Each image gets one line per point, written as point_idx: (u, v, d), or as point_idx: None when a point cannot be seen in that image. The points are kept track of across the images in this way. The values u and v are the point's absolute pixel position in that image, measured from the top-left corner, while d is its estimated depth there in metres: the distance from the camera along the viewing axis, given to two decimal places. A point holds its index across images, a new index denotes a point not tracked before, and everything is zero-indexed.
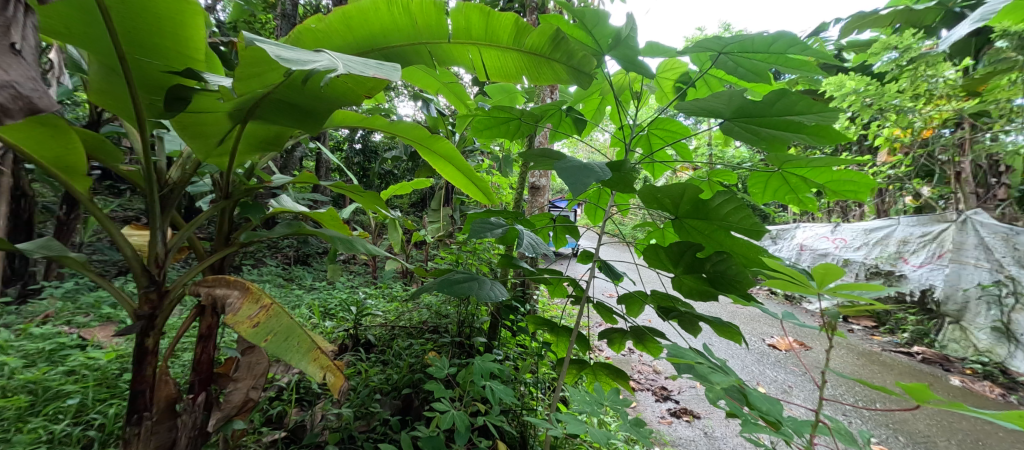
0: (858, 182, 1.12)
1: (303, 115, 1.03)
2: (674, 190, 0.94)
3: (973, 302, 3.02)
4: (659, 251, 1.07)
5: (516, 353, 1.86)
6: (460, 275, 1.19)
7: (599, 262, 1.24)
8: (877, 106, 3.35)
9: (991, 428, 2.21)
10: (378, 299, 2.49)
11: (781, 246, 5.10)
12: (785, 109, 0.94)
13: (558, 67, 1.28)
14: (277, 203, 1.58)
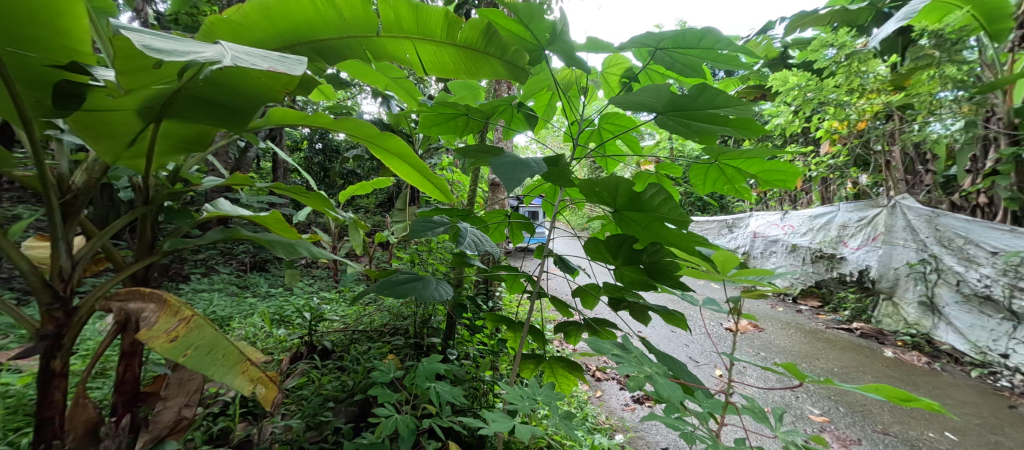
0: (784, 171, 1.20)
1: (225, 112, 0.98)
2: (609, 183, 0.96)
3: (902, 278, 3.28)
4: (599, 245, 1.10)
5: (474, 351, 1.88)
6: (404, 277, 1.20)
7: (554, 256, 1.26)
8: (816, 99, 3.59)
9: (921, 394, 2.40)
10: (336, 304, 2.44)
11: (734, 235, 5.38)
12: (707, 104, 0.99)
13: (492, 61, 1.31)
14: (213, 206, 1.51)
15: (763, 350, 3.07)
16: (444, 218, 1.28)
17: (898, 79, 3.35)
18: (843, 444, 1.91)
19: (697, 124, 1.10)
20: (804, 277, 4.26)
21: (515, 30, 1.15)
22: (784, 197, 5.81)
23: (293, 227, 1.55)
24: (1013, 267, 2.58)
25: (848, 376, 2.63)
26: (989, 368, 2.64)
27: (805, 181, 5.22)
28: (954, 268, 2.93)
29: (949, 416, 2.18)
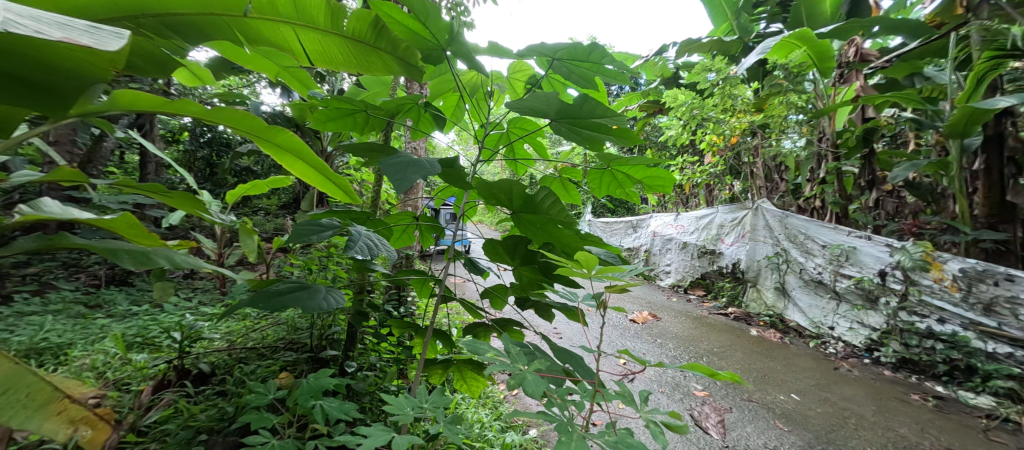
0: (662, 178, 1.39)
1: (33, 90, 0.84)
2: (504, 186, 1.05)
3: (763, 269, 3.91)
4: (498, 246, 1.19)
5: (377, 362, 1.84)
6: (287, 287, 1.12)
7: (463, 258, 1.30)
8: (700, 115, 4.32)
9: (776, 364, 2.89)
10: (220, 320, 2.17)
11: (638, 234, 5.93)
12: (590, 115, 1.12)
13: (384, 56, 1.30)
14: (34, 206, 1.27)
15: (660, 336, 3.44)
16: (335, 221, 1.23)
17: (756, 103, 3.97)
18: (719, 414, 2.22)
19: (586, 134, 1.22)
20: (692, 271, 4.85)
21: (411, 25, 1.16)
22: (678, 201, 6.54)
23: (153, 232, 1.34)
24: (837, 257, 3.22)
25: (724, 354, 3.06)
26: (822, 339, 3.27)
27: (694, 187, 5.94)
28: (798, 259, 3.56)
29: (795, 380, 2.66)
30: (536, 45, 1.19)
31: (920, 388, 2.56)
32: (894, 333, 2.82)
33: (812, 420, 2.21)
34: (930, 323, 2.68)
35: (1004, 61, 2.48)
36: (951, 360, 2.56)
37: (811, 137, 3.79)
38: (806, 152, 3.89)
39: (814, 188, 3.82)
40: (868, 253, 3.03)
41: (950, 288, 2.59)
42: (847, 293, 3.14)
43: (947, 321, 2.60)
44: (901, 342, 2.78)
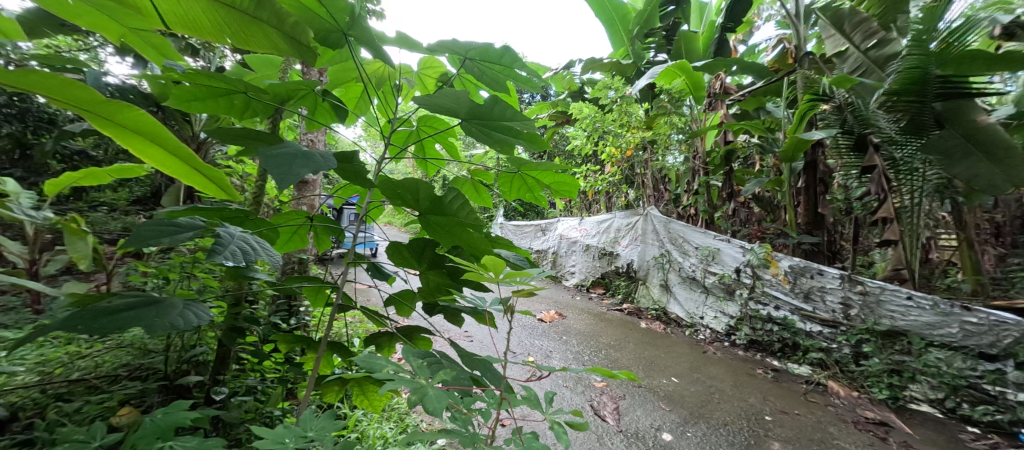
0: (566, 183, 1.49)
1: None
2: (410, 185, 0.98)
3: (651, 268, 4.43)
4: (402, 249, 1.15)
5: (252, 384, 1.69)
6: (123, 304, 0.84)
7: (368, 264, 1.25)
8: (602, 128, 4.93)
9: (660, 352, 3.30)
10: (34, 349, 1.72)
11: (546, 237, 6.27)
12: (501, 119, 1.09)
13: (267, 33, 0.87)
14: None
15: (564, 333, 3.67)
16: (199, 220, 0.96)
17: (647, 120, 4.54)
18: (615, 401, 2.46)
19: (497, 137, 1.19)
20: (593, 271, 5.27)
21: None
22: (581, 206, 7.07)
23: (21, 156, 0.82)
24: (707, 257, 3.78)
25: (619, 346, 3.39)
26: (694, 327, 3.81)
27: (595, 193, 6.47)
28: (677, 259, 4.11)
29: (674, 364, 3.06)
30: (447, 42, 1.12)
31: (763, 363, 3.14)
32: (745, 319, 3.42)
33: (687, 398, 2.56)
34: (770, 310, 3.29)
35: (817, 104, 3.14)
36: (784, 339, 3.19)
37: (688, 154, 4.42)
38: (684, 166, 4.51)
39: (688, 197, 4.44)
40: (729, 253, 3.61)
41: (782, 281, 3.23)
42: (713, 287, 3.71)
43: (781, 309, 3.22)
44: (751, 326, 3.38)
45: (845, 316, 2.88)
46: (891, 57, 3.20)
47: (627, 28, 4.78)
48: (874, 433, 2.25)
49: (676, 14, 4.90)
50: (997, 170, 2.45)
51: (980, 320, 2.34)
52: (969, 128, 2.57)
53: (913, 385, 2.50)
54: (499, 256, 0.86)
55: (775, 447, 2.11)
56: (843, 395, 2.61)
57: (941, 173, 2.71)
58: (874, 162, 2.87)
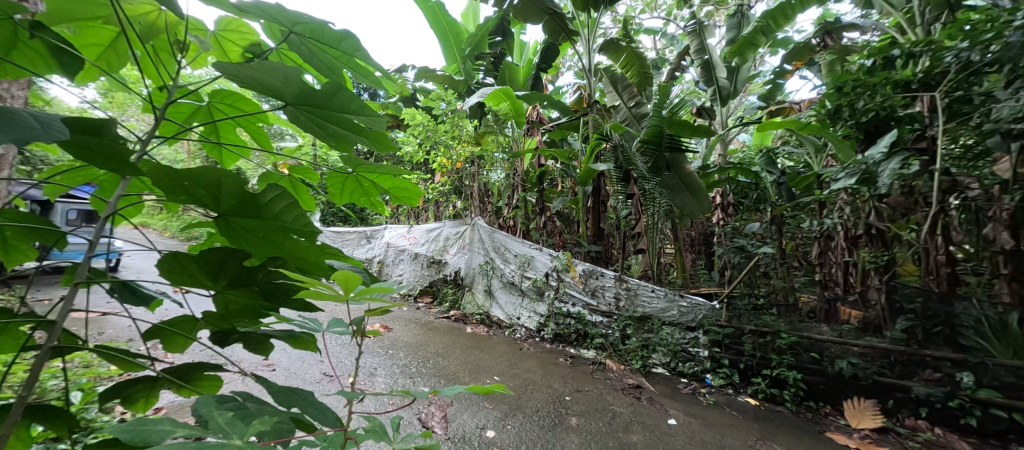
0: (405, 186, 1.41)
1: None
2: (206, 179, 0.71)
3: (476, 275, 4.73)
4: (186, 262, 0.79)
5: None
6: None
7: (115, 284, 0.86)
8: (434, 137, 5.04)
9: (482, 355, 3.51)
10: None
11: (372, 245, 6.12)
12: (337, 108, 0.90)
13: None
14: None
15: (389, 350, 3.51)
16: None
17: (476, 136, 4.94)
18: (442, 409, 2.35)
19: (335, 128, 0.99)
20: (421, 280, 5.36)
21: None
22: (409, 215, 7.07)
23: None
24: (523, 263, 4.19)
25: (446, 355, 3.50)
26: (513, 327, 4.22)
27: (425, 201, 6.63)
28: (499, 265, 4.45)
29: (494, 365, 3.28)
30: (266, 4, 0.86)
31: (562, 352, 3.63)
32: (551, 316, 3.91)
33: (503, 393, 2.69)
34: (568, 307, 3.82)
35: (601, 142, 3.98)
36: (577, 330, 3.75)
37: (509, 171, 4.95)
38: (505, 182, 5.02)
39: (509, 210, 4.97)
40: (540, 260, 4.06)
41: (578, 281, 3.76)
42: (528, 290, 4.16)
43: (576, 305, 3.76)
44: (554, 327, 3.86)
45: (616, 307, 3.54)
46: (641, 115, 4.38)
47: (461, 47, 5.25)
48: (633, 395, 2.77)
49: (502, 44, 5.68)
50: (695, 202, 3.67)
51: (688, 305, 3.23)
52: (683, 175, 3.76)
53: (655, 355, 3.25)
54: (354, 270, 0.76)
55: (573, 421, 2.37)
56: (615, 370, 3.20)
57: (667, 202, 3.78)
58: (634, 192, 3.81)
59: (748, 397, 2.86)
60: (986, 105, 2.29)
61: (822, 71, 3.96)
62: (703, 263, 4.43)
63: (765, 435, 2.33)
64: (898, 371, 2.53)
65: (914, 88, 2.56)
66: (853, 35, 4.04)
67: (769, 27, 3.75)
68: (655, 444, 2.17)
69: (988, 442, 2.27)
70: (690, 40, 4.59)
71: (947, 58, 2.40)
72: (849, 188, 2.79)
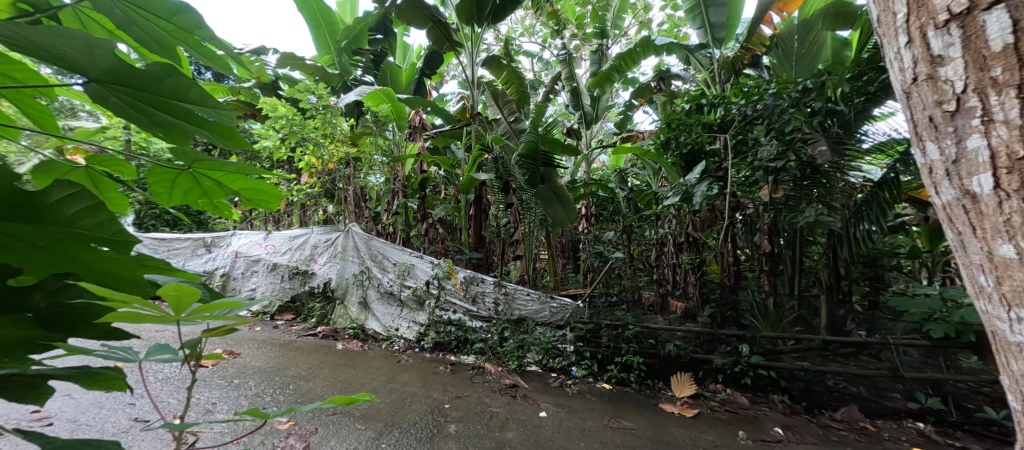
0: (268, 193, 0.95)
1: None
2: None
3: (349, 286, 4.39)
4: None
5: None
6: None
7: None
8: (300, 134, 4.27)
9: (356, 371, 3.23)
10: None
11: (214, 255, 5.20)
12: (172, 95, 0.55)
13: None
14: None
15: (237, 375, 2.98)
16: None
17: (352, 136, 4.57)
18: (304, 440, 2.13)
19: (157, 118, 0.59)
20: (282, 293, 4.77)
21: None
22: (268, 218, 6.25)
23: None
24: (403, 272, 4.05)
25: (312, 375, 3.11)
26: (390, 339, 4.01)
27: (287, 205, 5.95)
28: (376, 275, 4.22)
29: (369, 381, 3.05)
30: None
31: (443, 360, 3.63)
32: (431, 325, 3.86)
33: (382, 410, 2.58)
34: (449, 314, 3.84)
35: (483, 153, 4.11)
36: (457, 336, 3.78)
37: (388, 176, 4.76)
38: (384, 187, 4.83)
39: (389, 217, 4.81)
40: (421, 268, 4.00)
41: (459, 289, 3.82)
42: (407, 299, 4.02)
43: (457, 312, 3.81)
44: (435, 333, 3.83)
45: (494, 311, 3.70)
46: (519, 131, 4.72)
47: (335, 39, 5.01)
48: (509, 394, 2.96)
49: (384, 43, 5.59)
50: (564, 211, 4.07)
51: (558, 305, 3.53)
52: (555, 187, 4.08)
53: (531, 355, 3.49)
54: (192, 285, 0.55)
55: (452, 428, 2.42)
56: (494, 372, 3.35)
57: (541, 212, 4.07)
58: (512, 202, 3.99)
59: (604, 382, 3.28)
60: (754, 148, 3.13)
61: (658, 108, 4.85)
62: (571, 268, 4.96)
63: (616, 414, 2.74)
64: (706, 346, 3.28)
65: (715, 129, 3.32)
66: (680, 82, 5.04)
67: (622, 67, 4.44)
68: (527, 438, 2.36)
69: (759, 395, 3.08)
70: (561, 68, 5.11)
71: (734, 111, 3.19)
72: (675, 204, 3.49)
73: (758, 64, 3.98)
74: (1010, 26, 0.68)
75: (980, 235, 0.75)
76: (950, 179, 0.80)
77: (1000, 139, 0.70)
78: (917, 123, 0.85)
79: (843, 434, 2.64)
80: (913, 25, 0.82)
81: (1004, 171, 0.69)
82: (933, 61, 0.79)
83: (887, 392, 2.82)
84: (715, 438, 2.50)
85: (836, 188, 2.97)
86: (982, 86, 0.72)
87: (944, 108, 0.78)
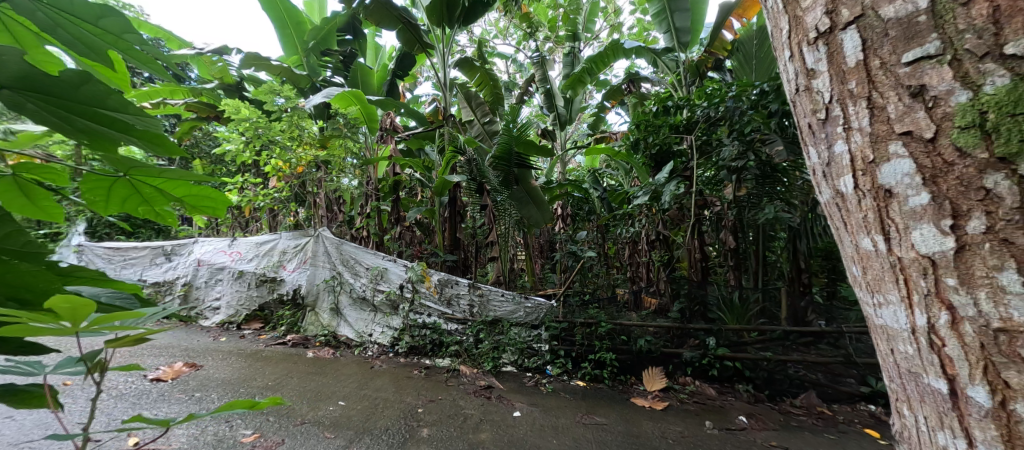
0: (215, 200, 0.87)
1: None
2: None
3: (320, 292, 4.28)
4: None
5: None
6: None
7: None
8: (265, 136, 4.12)
9: (326, 379, 3.16)
10: None
11: (175, 263, 4.96)
12: (93, 103, 0.51)
13: None
14: None
15: (199, 388, 2.86)
16: None
17: (321, 139, 4.45)
18: None
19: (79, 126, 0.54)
20: (249, 302, 4.61)
21: None
22: (235, 224, 6.02)
23: None
24: (376, 276, 3.99)
25: (279, 385, 3.01)
26: (364, 345, 3.93)
27: (255, 210, 5.75)
28: (348, 280, 4.14)
29: (340, 389, 2.99)
30: None
31: (418, 364, 3.59)
32: (406, 329, 3.81)
33: (353, 418, 2.54)
34: (424, 318, 3.80)
35: (457, 155, 4.07)
36: (433, 340, 3.74)
37: (361, 179, 4.65)
38: (358, 190, 4.74)
39: (361, 220, 4.71)
40: (394, 272, 3.94)
41: (433, 292, 3.78)
42: (381, 304, 3.96)
43: (432, 315, 3.78)
44: (410, 338, 3.79)
45: (470, 313, 3.69)
46: (493, 132, 4.73)
47: (302, 40, 4.92)
48: (484, 395, 2.97)
49: (354, 44, 5.43)
50: (538, 211, 3.99)
51: (532, 305, 3.54)
52: (529, 189, 4.02)
53: (506, 356, 3.50)
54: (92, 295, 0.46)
55: (424, 432, 2.40)
56: (469, 374, 3.34)
57: (516, 214, 4.05)
58: (487, 203, 4.04)
59: (578, 380, 3.32)
60: (717, 148, 3.24)
61: (629, 110, 4.95)
62: (549, 267, 5.00)
63: (589, 410, 2.79)
64: (676, 341, 3.39)
65: (681, 130, 3.43)
66: (650, 84, 5.15)
67: (593, 69, 4.52)
68: (500, 438, 2.38)
69: (726, 386, 3.19)
70: (535, 69, 5.14)
71: (698, 112, 3.30)
72: (645, 203, 3.58)
73: (722, 68, 4.12)
74: (861, 44, 0.63)
75: (848, 232, 0.69)
76: (824, 181, 0.73)
77: (857, 145, 0.65)
78: (801, 130, 0.78)
79: (801, 419, 2.77)
80: (793, 40, 0.75)
81: (860, 175, 0.65)
82: (809, 73, 0.73)
83: (842, 377, 2.99)
84: (682, 429, 2.58)
85: (795, 186, 3.10)
86: (843, 97, 0.67)
87: (817, 117, 0.72)
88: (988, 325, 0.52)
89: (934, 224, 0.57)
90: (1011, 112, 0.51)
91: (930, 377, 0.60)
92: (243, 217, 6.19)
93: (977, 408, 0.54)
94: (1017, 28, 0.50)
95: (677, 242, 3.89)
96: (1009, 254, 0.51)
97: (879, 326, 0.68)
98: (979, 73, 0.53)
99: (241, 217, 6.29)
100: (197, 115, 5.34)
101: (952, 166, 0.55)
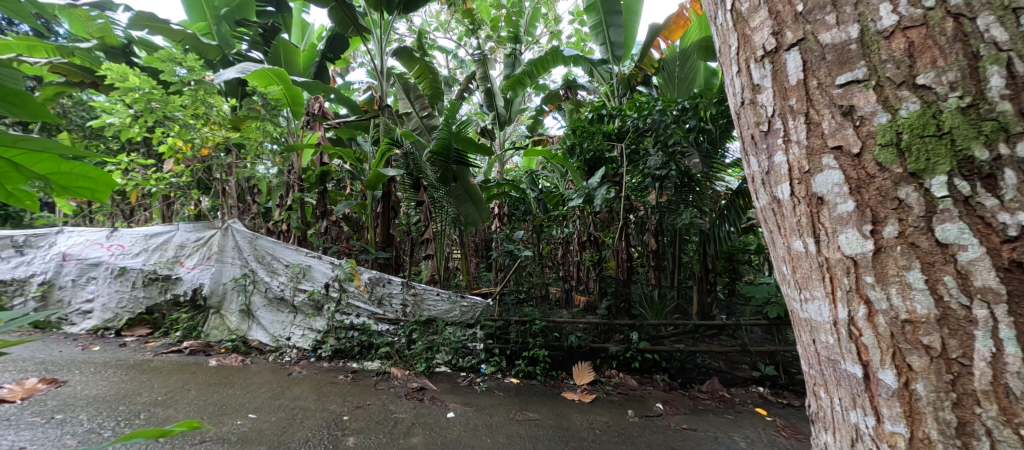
0: (97, 183, 0.60)
1: None
2: None
3: (228, 292, 3.80)
4: None
5: None
6: None
7: None
8: (160, 111, 3.54)
9: (234, 390, 2.83)
10: None
11: (30, 257, 4.08)
12: None
13: None
14: None
15: (59, 410, 2.37)
16: None
17: (233, 120, 3.98)
18: None
19: None
20: (133, 304, 3.94)
21: None
22: (115, 212, 5.12)
23: None
24: (297, 274, 3.65)
25: (172, 400, 2.62)
26: (280, 351, 3.57)
27: (144, 196, 4.97)
28: (263, 278, 3.74)
29: (250, 400, 2.68)
30: None
31: (344, 369, 3.36)
32: (330, 331, 3.55)
33: (265, 432, 2.30)
34: (352, 319, 3.58)
35: (392, 147, 3.83)
36: (361, 342, 3.54)
37: (282, 167, 4.24)
38: (278, 179, 4.31)
39: (281, 213, 4.28)
40: (319, 269, 3.65)
41: (363, 291, 3.59)
42: (302, 305, 3.64)
43: (360, 316, 3.57)
44: (335, 339, 3.54)
45: (402, 313, 3.56)
46: (432, 126, 4.63)
47: (212, 6, 4.45)
48: (416, 397, 2.87)
49: (276, 17, 4.87)
50: (475, 209, 3.96)
51: (468, 304, 3.50)
52: (467, 186, 3.98)
53: (440, 356, 3.42)
54: None
55: (350, 441, 2.25)
56: (400, 376, 3.20)
57: (453, 211, 3.97)
58: (422, 199, 3.80)
59: (511, 377, 3.36)
60: (643, 158, 3.49)
61: (565, 115, 5.14)
62: (484, 266, 4.99)
63: (522, 407, 2.84)
64: (604, 336, 3.59)
65: (613, 138, 3.68)
66: (585, 92, 5.41)
67: (533, 72, 4.62)
68: (433, 441, 2.32)
69: (646, 377, 3.46)
70: (475, 67, 5.11)
71: (629, 123, 3.55)
72: (578, 205, 3.74)
73: (649, 83, 4.40)
74: (802, 65, 0.72)
75: (782, 234, 0.79)
76: (763, 188, 0.83)
77: (795, 156, 0.74)
78: (742, 140, 0.88)
79: (707, 403, 3.11)
80: (741, 56, 0.83)
81: (797, 183, 0.74)
82: (754, 88, 0.82)
83: (738, 364, 3.42)
84: (608, 419, 2.74)
85: (706, 194, 3.46)
86: (784, 112, 0.76)
87: (759, 129, 0.81)
88: (898, 317, 0.63)
89: (857, 228, 0.66)
90: (921, 134, 0.60)
91: (847, 363, 0.70)
92: (127, 204, 5.29)
93: (886, 389, 0.65)
94: (927, 63, 0.60)
95: (606, 243, 4.12)
96: (916, 256, 0.60)
97: (803, 319, 0.78)
98: (897, 98, 0.62)
99: (124, 204, 5.37)
100: (65, 79, 4.46)
101: (874, 178, 0.64)
